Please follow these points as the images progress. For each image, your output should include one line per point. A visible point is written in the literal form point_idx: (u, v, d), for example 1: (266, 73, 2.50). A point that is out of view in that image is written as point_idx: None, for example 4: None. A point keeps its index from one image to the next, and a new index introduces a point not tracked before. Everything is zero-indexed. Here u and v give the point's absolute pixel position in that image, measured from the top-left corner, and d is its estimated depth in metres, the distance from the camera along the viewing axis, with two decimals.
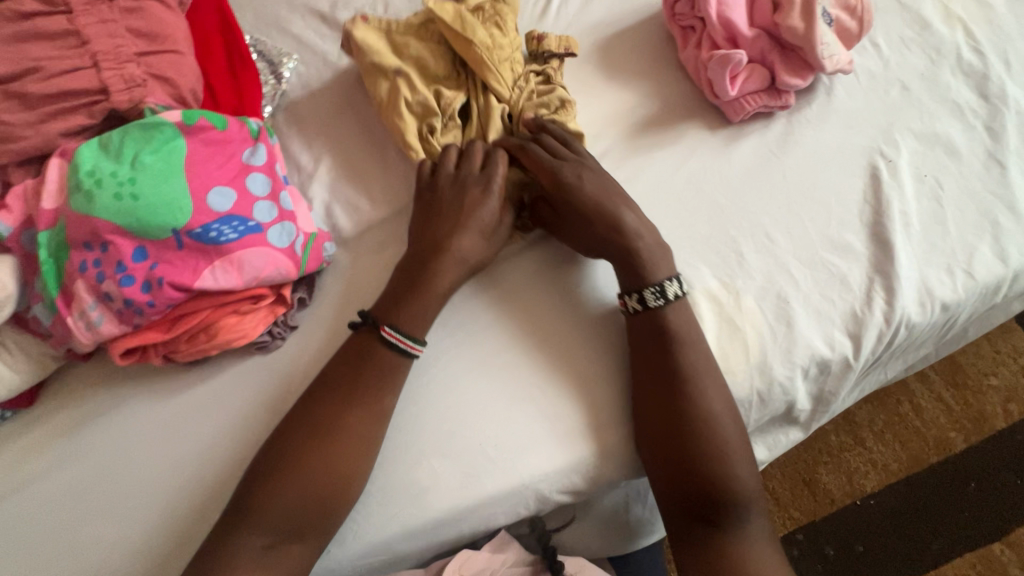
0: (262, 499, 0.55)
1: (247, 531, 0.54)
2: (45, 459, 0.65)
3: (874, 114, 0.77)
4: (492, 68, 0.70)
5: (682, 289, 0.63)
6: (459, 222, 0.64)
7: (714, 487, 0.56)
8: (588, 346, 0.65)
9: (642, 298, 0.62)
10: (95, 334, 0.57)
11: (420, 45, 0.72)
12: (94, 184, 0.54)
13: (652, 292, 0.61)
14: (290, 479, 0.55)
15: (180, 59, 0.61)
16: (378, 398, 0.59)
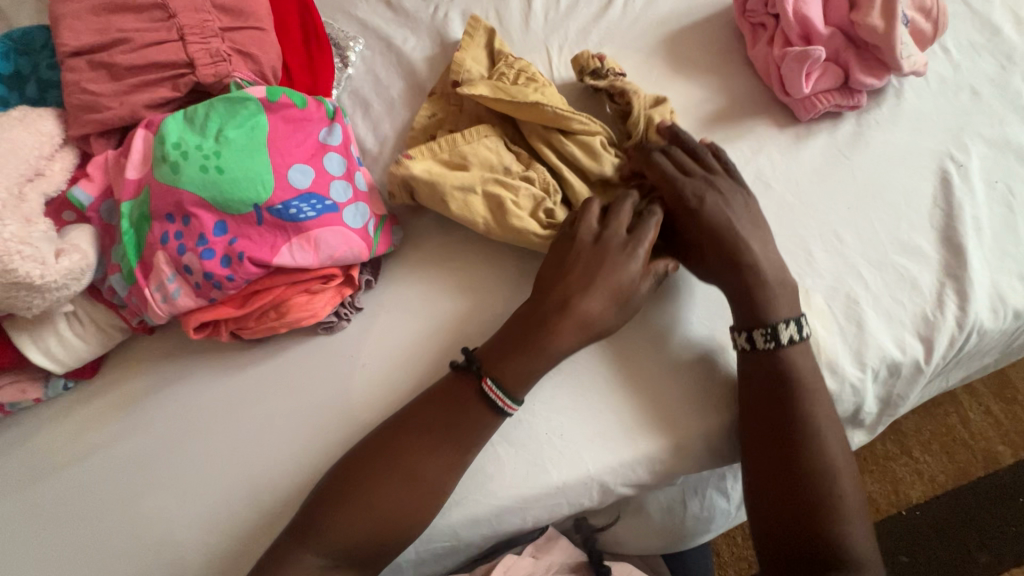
0: (347, 493, 0.55)
1: (332, 524, 0.54)
2: (107, 431, 0.65)
3: (945, 118, 0.76)
4: (570, 122, 0.66)
5: (800, 332, 0.58)
6: (594, 280, 0.59)
7: (793, 484, 0.56)
8: (677, 344, 0.63)
9: (751, 337, 0.59)
10: (171, 306, 0.57)
11: (472, 143, 0.66)
12: (180, 157, 0.55)
13: (763, 334, 0.58)
14: (376, 468, 0.56)
15: (262, 36, 0.62)
16: (459, 414, 0.58)
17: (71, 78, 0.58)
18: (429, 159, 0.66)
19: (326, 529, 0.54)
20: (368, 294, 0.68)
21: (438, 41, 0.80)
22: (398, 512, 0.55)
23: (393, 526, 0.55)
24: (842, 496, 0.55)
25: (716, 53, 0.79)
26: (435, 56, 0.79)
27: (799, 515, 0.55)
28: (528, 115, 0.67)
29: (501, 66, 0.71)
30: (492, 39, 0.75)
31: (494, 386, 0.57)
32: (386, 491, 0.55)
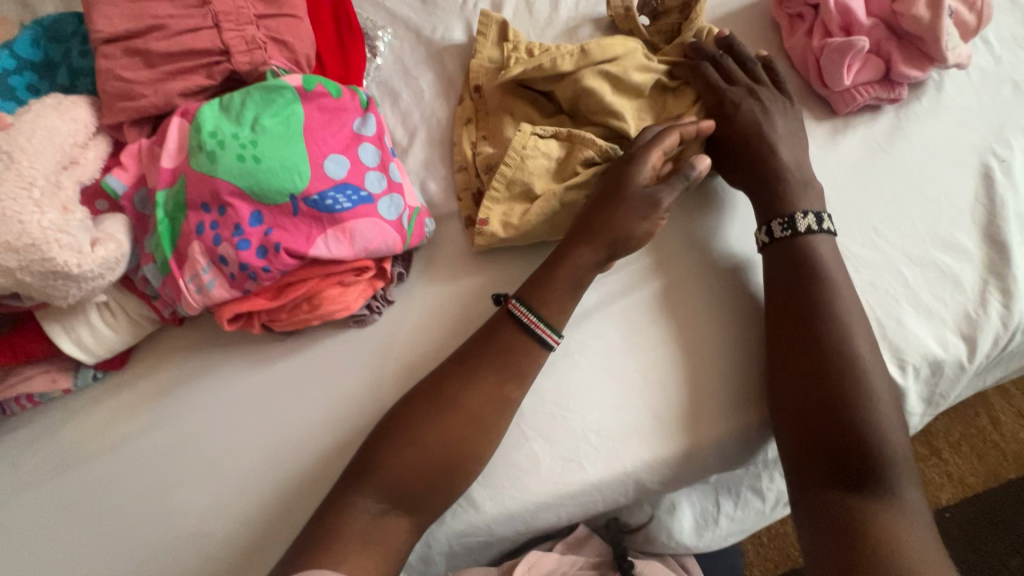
0: (402, 435, 0.56)
1: (387, 464, 0.55)
2: (137, 421, 0.65)
3: (988, 112, 0.74)
4: (610, 49, 0.67)
5: (816, 222, 0.61)
6: (619, 189, 0.61)
7: (840, 454, 0.53)
8: (716, 319, 0.62)
9: (769, 230, 0.62)
10: (205, 297, 0.56)
11: (527, 151, 0.65)
12: (216, 145, 0.54)
13: (780, 223, 0.62)
14: (429, 416, 0.56)
15: (298, 24, 0.60)
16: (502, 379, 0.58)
17: (105, 65, 0.57)
18: (500, 201, 0.65)
19: (382, 472, 0.54)
20: (399, 287, 0.67)
21: (468, 31, 0.78)
22: (449, 452, 0.55)
23: (453, 464, 0.55)
24: (903, 486, 0.52)
25: (751, 43, 0.78)
26: (465, 46, 0.78)
27: (851, 477, 0.52)
28: (572, 64, 0.67)
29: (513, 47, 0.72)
30: (506, 31, 0.74)
31: (519, 305, 0.59)
32: (439, 432, 0.56)
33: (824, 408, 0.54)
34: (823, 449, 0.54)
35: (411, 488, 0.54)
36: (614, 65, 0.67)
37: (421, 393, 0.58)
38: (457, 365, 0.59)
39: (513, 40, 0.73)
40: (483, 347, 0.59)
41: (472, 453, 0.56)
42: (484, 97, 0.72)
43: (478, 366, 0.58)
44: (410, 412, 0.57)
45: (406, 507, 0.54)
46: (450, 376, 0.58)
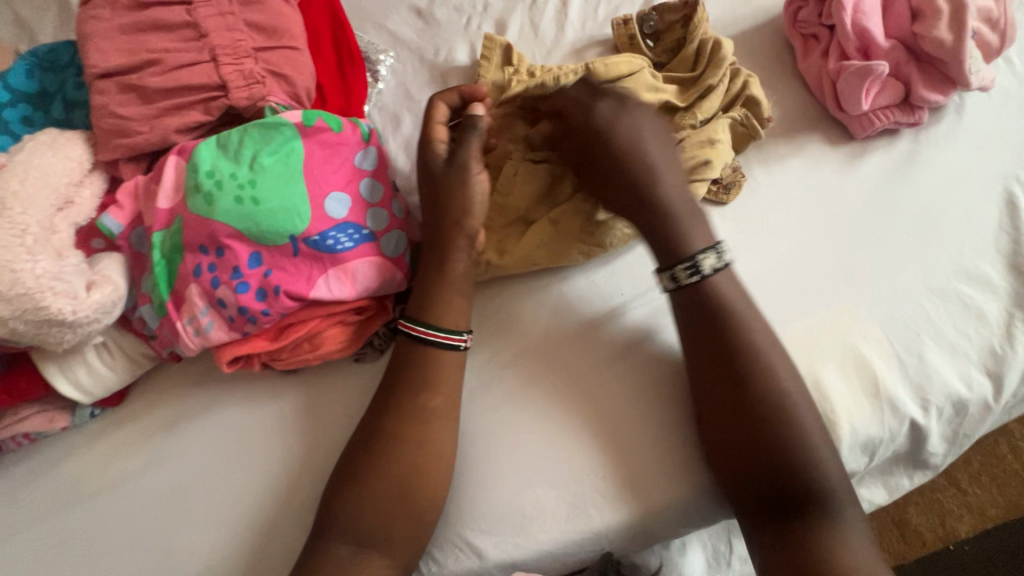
0: (366, 474, 0.56)
1: (349, 506, 0.55)
2: (135, 461, 0.63)
3: (1011, 135, 0.71)
4: (615, 70, 0.66)
5: (720, 260, 0.58)
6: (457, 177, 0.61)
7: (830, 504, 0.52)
8: None
9: (674, 275, 0.58)
10: (203, 340, 0.54)
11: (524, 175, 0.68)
12: (215, 187, 0.52)
13: (685, 269, 0.58)
14: (390, 452, 0.57)
15: (297, 56, 0.59)
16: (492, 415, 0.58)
17: (101, 101, 0.55)
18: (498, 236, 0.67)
19: (345, 513, 0.55)
20: None
21: (472, 53, 0.76)
22: (414, 490, 0.56)
23: (411, 503, 0.56)
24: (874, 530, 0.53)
25: (763, 64, 0.75)
26: (468, 69, 0.76)
27: (820, 522, 0.51)
28: (577, 82, 0.66)
29: (508, 73, 0.70)
30: (511, 54, 0.73)
31: (410, 323, 0.60)
32: (392, 464, 0.56)
33: (814, 455, 0.52)
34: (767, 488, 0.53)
35: (381, 528, 0.55)
36: (617, 85, 0.66)
37: (371, 423, 0.58)
38: (394, 397, 0.59)
39: (517, 63, 0.71)
40: (445, 385, 0.59)
41: (432, 486, 0.57)
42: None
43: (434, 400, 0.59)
44: (375, 447, 0.57)
45: (374, 547, 0.55)
46: (394, 403, 0.58)
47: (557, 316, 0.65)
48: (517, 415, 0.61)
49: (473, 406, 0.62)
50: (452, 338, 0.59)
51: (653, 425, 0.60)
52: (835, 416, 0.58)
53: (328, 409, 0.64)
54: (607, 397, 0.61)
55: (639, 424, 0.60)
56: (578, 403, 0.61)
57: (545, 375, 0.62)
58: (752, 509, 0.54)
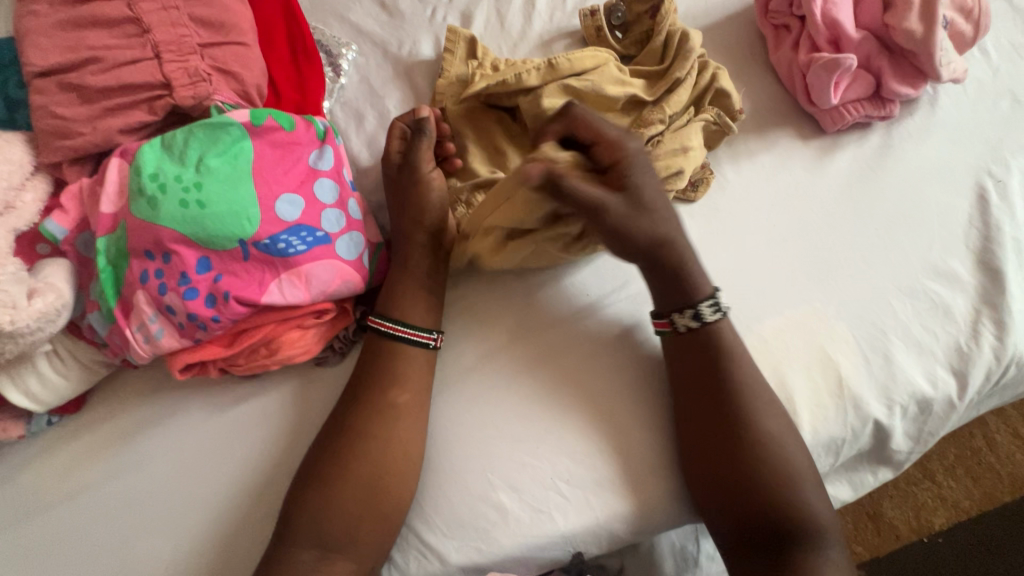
0: (333, 476, 0.55)
1: (314, 509, 0.54)
2: (89, 472, 0.61)
3: (984, 128, 0.70)
4: (580, 63, 0.66)
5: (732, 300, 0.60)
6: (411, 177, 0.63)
7: (790, 503, 0.53)
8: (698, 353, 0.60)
9: (697, 312, 0.58)
10: (154, 347, 0.53)
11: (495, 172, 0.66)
12: (158, 189, 0.51)
13: (709, 305, 0.58)
14: (360, 453, 0.56)
15: (246, 52, 0.57)
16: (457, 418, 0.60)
17: (40, 101, 0.53)
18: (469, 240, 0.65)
19: (310, 517, 0.54)
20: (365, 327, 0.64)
21: (437, 46, 0.74)
22: (383, 491, 0.55)
23: (379, 505, 0.55)
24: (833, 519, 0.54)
25: (735, 56, 0.74)
26: (433, 63, 0.74)
27: (786, 530, 0.52)
28: (539, 79, 0.65)
29: (473, 67, 0.69)
30: (475, 46, 0.71)
31: (378, 319, 0.61)
32: (361, 467, 0.56)
33: (775, 456, 0.54)
34: (738, 495, 0.54)
35: (346, 533, 0.54)
36: (580, 80, 0.65)
37: (340, 424, 0.58)
38: (362, 400, 0.58)
39: (481, 56, 0.69)
40: (410, 389, 0.59)
41: (398, 488, 0.56)
42: (450, 118, 0.69)
43: (404, 401, 0.58)
44: (343, 449, 0.56)
45: (340, 551, 0.54)
46: (366, 404, 0.58)
47: (522, 324, 0.64)
48: (478, 419, 0.60)
49: (438, 416, 0.61)
50: (420, 334, 0.60)
51: (620, 426, 0.59)
52: (798, 414, 0.58)
53: (295, 413, 0.62)
54: (569, 400, 0.60)
55: (603, 426, 0.59)
56: (541, 406, 0.60)
57: (509, 379, 0.61)
58: (716, 509, 0.55)
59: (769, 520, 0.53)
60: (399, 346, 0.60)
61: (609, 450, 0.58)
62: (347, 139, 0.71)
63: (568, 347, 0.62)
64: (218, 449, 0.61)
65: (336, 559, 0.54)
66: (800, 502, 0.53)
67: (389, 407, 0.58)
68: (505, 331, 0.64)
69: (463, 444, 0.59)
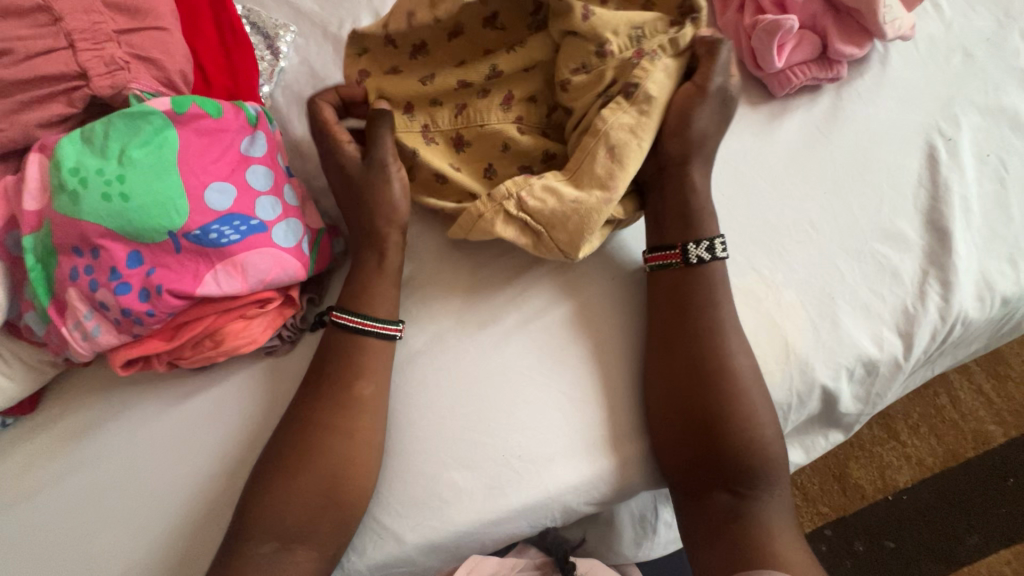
0: (287, 467, 0.55)
1: (269, 500, 0.54)
2: (41, 474, 0.60)
3: (936, 85, 0.69)
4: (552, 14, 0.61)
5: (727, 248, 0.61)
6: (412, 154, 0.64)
7: (736, 468, 0.54)
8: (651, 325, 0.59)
9: (712, 245, 0.59)
10: (93, 344, 0.53)
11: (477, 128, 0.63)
12: (79, 184, 0.50)
13: (721, 243, 0.59)
14: (312, 443, 0.56)
15: (166, 37, 0.56)
16: (408, 401, 0.60)
17: None
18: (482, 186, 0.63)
19: (264, 510, 0.54)
20: (312, 313, 0.64)
21: (378, 24, 0.72)
22: (337, 480, 0.55)
23: (333, 494, 0.55)
24: (778, 481, 0.55)
25: None
26: None
27: (733, 494, 0.54)
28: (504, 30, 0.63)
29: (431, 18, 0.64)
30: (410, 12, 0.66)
31: (342, 314, 0.60)
32: (312, 453, 0.56)
33: (723, 424, 0.54)
34: (687, 465, 0.55)
35: (300, 521, 0.54)
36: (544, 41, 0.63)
37: (293, 415, 0.58)
38: (313, 390, 0.58)
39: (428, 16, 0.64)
40: (361, 379, 0.58)
41: (352, 475, 0.56)
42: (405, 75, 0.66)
43: (357, 391, 0.58)
44: (297, 438, 0.56)
45: (299, 544, 0.54)
46: (316, 390, 0.58)
47: (474, 307, 0.63)
48: (428, 402, 0.60)
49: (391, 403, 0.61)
50: (385, 328, 0.60)
51: (573, 402, 0.59)
52: None
53: (250, 406, 0.61)
54: (520, 379, 0.60)
55: (554, 404, 0.59)
56: (491, 387, 0.60)
57: (459, 359, 0.61)
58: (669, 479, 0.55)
59: (719, 495, 0.54)
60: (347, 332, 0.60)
61: (560, 427, 0.59)
62: (290, 123, 0.69)
63: (521, 325, 0.62)
64: (174, 446, 0.60)
65: (294, 548, 0.54)
66: (748, 470, 0.54)
67: (338, 393, 0.58)
68: (454, 314, 0.63)
69: (417, 427, 0.59)
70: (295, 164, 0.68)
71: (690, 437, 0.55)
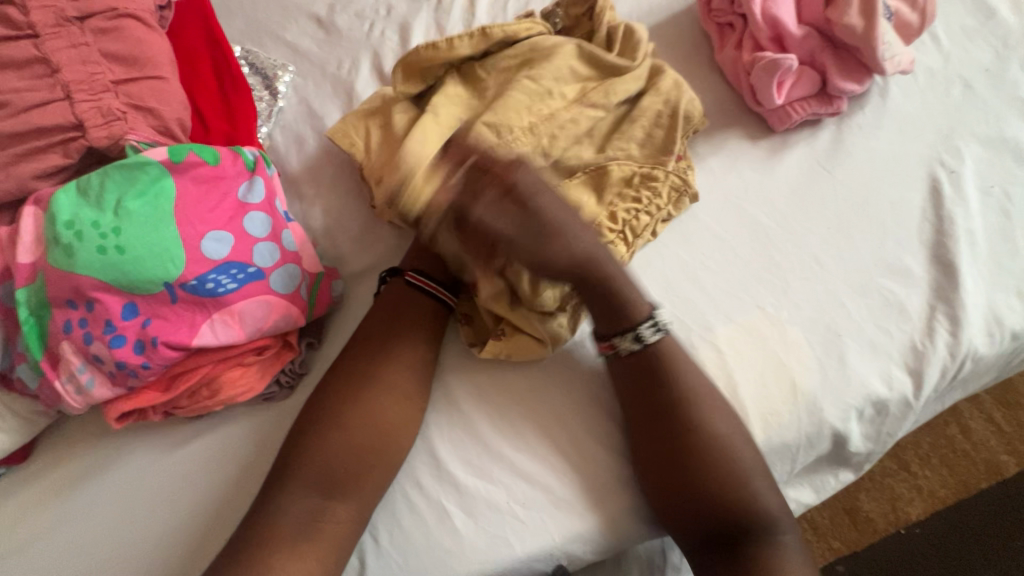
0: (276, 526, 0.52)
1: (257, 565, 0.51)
2: (29, 529, 0.58)
3: (936, 117, 0.69)
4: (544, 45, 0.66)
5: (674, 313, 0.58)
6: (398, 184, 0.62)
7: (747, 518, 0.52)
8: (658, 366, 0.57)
9: (637, 334, 0.56)
10: (86, 398, 0.51)
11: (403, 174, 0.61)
12: (74, 237, 0.49)
13: (649, 326, 0.56)
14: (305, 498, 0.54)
15: (165, 86, 0.56)
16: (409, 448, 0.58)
17: None
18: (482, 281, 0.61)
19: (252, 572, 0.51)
20: (310, 357, 0.62)
21: (376, 64, 0.72)
22: (334, 537, 0.53)
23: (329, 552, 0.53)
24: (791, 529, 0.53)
25: (680, 59, 0.73)
26: (374, 79, 0.72)
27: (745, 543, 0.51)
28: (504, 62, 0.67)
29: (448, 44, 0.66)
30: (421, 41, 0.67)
31: (417, 275, 0.61)
32: (310, 510, 0.53)
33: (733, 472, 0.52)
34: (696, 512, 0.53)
35: None
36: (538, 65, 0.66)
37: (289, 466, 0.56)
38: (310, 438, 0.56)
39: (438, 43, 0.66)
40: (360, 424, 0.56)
41: (352, 528, 0.54)
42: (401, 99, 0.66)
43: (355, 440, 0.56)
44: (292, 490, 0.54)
45: None
46: (311, 439, 0.55)
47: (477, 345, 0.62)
48: (430, 447, 0.59)
49: None
50: (446, 297, 0.62)
51: (576, 446, 0.58)
52: (751, 423, 0.57)
53: (246, 453, 0.60)
54: (523, 420, 0.59)
55: (558, 446, 0.58)
56: (494, 429, 0.59)
57: (460, 401, 0.60)
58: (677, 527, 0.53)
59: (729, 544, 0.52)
60: (344, 377, 0.58)
61: (564, 471, 0.57)
62: (289, 164, 0.69)
63: (525, 363, 0.61)
64: (167, 497, 0.58)
65: None
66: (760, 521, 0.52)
67: (332, 442, 0.55)
68: (457, 354, 0.62)
69: (417, 474, 0.58)
70: (293, 205, 0.67)
71: (701, 487, 0.52)
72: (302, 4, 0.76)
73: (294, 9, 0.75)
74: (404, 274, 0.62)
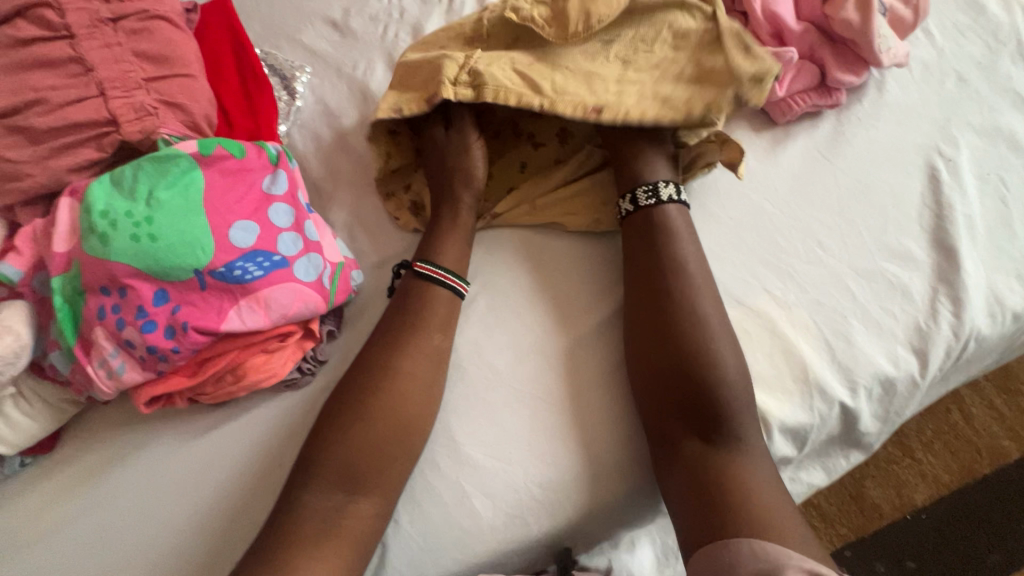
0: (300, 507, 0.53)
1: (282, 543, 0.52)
2: (57, 515, 0.59)
3: (932, 108, 0.72)
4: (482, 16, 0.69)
5: (676, 191, 0.63)
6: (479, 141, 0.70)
7: None
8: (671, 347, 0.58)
9: (634, 198, 0.64)
10: (117, 382, 0.53)
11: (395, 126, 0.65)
12: (108, 226, 0.51)
13: (644, 191, 0.63)
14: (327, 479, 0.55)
15: (193, 84, 0.59)
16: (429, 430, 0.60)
17: None
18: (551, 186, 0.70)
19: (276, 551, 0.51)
20: (331, 346, 0.64)
21: (390, 65, 0.75)
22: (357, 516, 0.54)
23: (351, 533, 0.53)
24: None
25: None
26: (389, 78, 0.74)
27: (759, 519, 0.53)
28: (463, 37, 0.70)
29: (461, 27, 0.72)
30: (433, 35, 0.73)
31: (425, 264, 0.62)
32: (333, 489, 0.54)
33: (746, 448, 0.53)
34: None
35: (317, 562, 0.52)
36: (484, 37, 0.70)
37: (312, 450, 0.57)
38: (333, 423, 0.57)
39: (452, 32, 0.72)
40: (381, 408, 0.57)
41: (375, 506, 0.55)
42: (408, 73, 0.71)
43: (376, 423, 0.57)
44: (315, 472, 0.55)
45: None
46: (333, 424, 0.56)
47: (494, 331, 0.64)
48: (449, 430, 0.60)
49: None
50: (459, 283, 0.63)
51: (592, 427, 0.59)
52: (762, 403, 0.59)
53: (268, 439, 0.61)
54: (539, 402, 0.60)
55: (574, 427, 0.59)
56: (510, 413, 0.60)
57: (477, 386, 0.61)
58: None
59: None
60: (365, 363, 0.59)
61: (580, 453, 0.58)
62: (308, 161, 0.71)
63: (540, 346, 0.63)
64: (192, 482, 0.60)
65: None
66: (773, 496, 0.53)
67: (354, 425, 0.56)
68: (474, 340, 0.64)
69: (437, 457, 0.59)
70: (312, 199, 0.70)
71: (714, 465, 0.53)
72: (318, 8, 0.78)
73: (310, 13, 0.78)
74: (412, 265, 0.63)
